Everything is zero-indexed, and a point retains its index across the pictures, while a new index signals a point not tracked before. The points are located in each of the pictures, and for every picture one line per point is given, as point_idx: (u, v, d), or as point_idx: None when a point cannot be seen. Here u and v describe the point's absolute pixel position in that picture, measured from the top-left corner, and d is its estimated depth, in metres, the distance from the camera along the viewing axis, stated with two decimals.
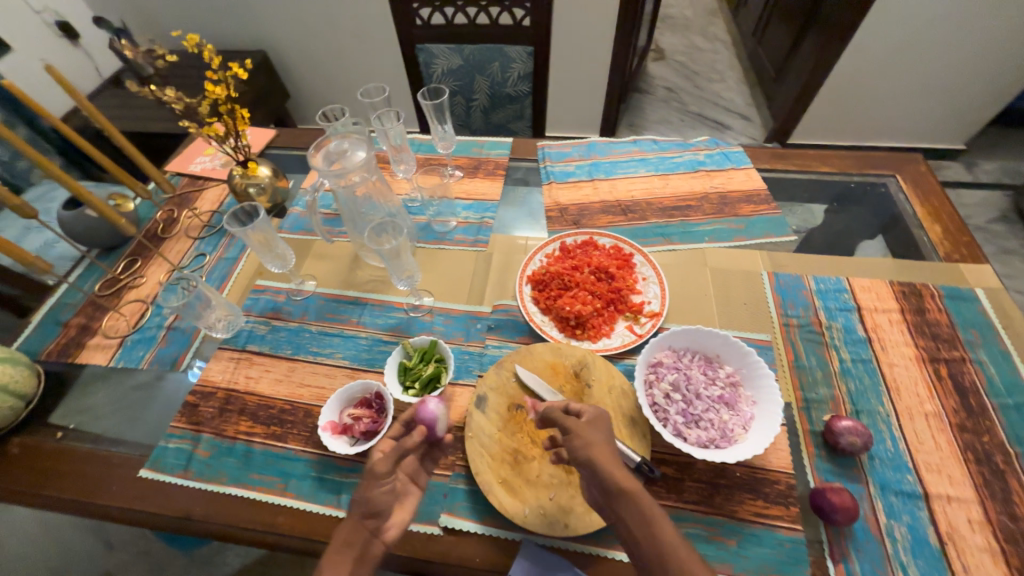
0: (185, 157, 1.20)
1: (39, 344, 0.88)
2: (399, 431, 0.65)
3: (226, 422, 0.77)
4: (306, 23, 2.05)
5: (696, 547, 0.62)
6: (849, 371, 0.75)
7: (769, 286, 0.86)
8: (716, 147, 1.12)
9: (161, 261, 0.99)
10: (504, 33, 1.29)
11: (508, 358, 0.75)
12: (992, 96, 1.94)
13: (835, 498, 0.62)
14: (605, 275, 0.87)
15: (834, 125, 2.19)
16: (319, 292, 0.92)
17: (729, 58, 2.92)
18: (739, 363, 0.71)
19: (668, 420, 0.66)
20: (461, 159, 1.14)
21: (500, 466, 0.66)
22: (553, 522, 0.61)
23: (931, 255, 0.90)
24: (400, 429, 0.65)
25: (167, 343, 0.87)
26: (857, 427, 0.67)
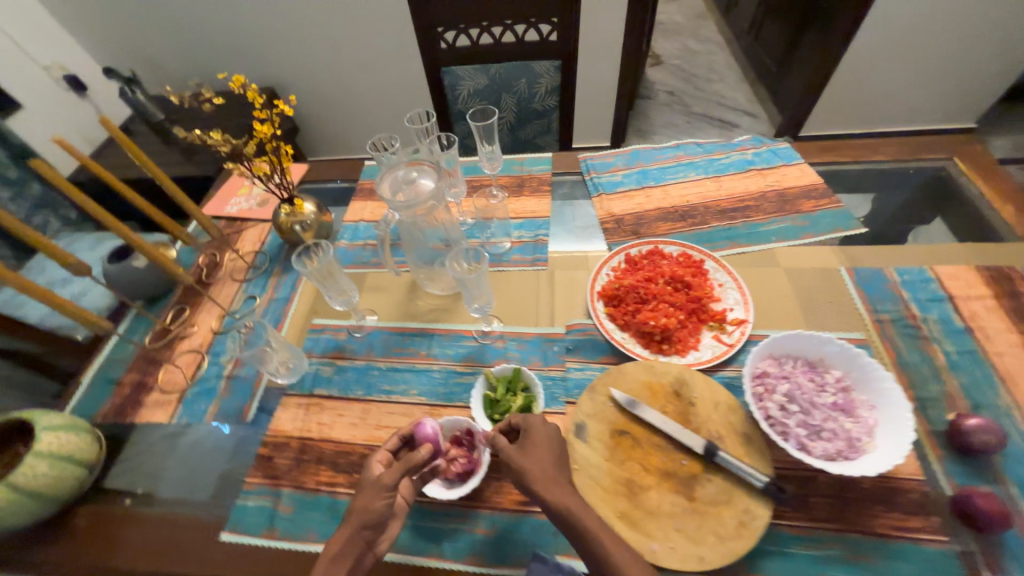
0: (221, 199, 1.18)
1: (94, 405, 0.83)
2: (396, 444, 0.66)
3: (304, 474, 0.71)
4: (312, 56, 2.05)
5: (839, 569, 0.56)
6: (958, 364, 0.72)
7: (851, 282, 0.84)
8: (762, 146, 1.11)
9: (211, 306, 0.96)
10: (529, 50, 1.28)
11: (600, 380, 0.71)
12: (1002, 73, 1.94)
13: (982, 502, 0.57)
14: (681, 284, 0.84)
15: (845, 114, 2.18)
16: (382, 327, 0.88)
17: (726, 58, 2.90)
18: (846, 366, 0.68)
19: (789, 434, 0.62)
20: (505, 178, 1.12)
21: (615, 498, 0.61)
22: (685, 556, 0.56)
23: (1008, 236, 0.87)
24: (399, 443, 0.67)
25: (229, 394, 0.82)
26: (987, 425, 0.63)
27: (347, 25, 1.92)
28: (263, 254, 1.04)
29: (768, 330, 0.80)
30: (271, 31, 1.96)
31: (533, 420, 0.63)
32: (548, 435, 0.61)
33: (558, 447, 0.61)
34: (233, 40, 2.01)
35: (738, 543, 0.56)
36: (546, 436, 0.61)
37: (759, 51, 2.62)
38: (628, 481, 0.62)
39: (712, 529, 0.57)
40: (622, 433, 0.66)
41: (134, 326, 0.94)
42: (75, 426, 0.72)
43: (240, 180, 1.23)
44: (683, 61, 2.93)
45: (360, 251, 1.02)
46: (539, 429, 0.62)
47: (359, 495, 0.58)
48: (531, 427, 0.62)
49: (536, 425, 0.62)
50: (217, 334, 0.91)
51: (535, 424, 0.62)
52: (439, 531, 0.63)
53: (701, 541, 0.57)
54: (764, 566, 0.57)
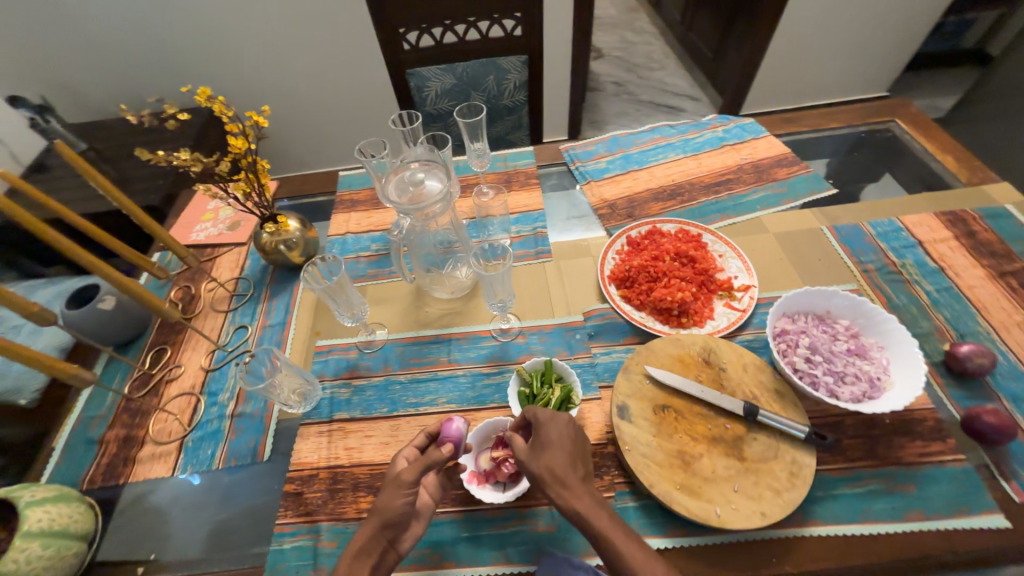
0: (184, 227, 1.08)
1: (75, 470, 0.73)
2: (424, 441, 0.64)
3: (341, 504, 0.66)
4: (252, 68, 1.93)
5: (881, 501, 0.61)
6: (938, 301, 0.81)
7: (834, 239, 0.90)
8: (730, 123, 1.17)
9: (197, 343, 0.88)
10: (495, 46, 1.28)
11: (633, 359, 0.72)
12: (905, 45, 2.17)
13: (990, 419, 0.64)
14: (686, 259, 0.87)
15: (779, 91, 2.35)
16: (394, 339, 0.84)
17: (662, 46, 3.05)
18: (853, 315, 0.74)
19: (818, 383, 0.66)
20: (492, 175, 1.11)
21: (672, 472, 0.61)
22: (749, 515, 0.57)
23: (954, 183, 0.98)
24: (428, 440, 0.64)
25: (237, 433, 0.76)
26: (978, 349, 0.71)
27: (289, 33, 1.82)
28: (246, 279, 0.97)
29: (773, 292, 0.84)
30: (204, 44, 1.83)
31: (544, 416, 0.59)
32: (558, 433, 0.58)
33: (572, 444, 0.57)
34: (161, 56, 1.86)
35: (794, 493, 0.58)
36: (558, 433, 0.58)
37: (693, 39, 2.74)
38: (680, 452, 0.63)
39: (768, 485, 0.59)
40: (664, 407, 0.67)
41: (109, 374, 0.85)
42: (64, 496, 0.64)
43: (202, 204, 1.13)
44: (623, 52, 3.03)
45: (355, 264, 0.97)
46: (549, 426, 0.58)
47: (383, 492, 0.57)
48: (542, 424, 0.59)
49: (546, 422, 0.59)
50: (209, 371, 0.84)
51: (544, 421, 0.59)
52: (500, 535, 0.62)
53: (761, 498, 0.58)
54: (818, 511, 0.61)
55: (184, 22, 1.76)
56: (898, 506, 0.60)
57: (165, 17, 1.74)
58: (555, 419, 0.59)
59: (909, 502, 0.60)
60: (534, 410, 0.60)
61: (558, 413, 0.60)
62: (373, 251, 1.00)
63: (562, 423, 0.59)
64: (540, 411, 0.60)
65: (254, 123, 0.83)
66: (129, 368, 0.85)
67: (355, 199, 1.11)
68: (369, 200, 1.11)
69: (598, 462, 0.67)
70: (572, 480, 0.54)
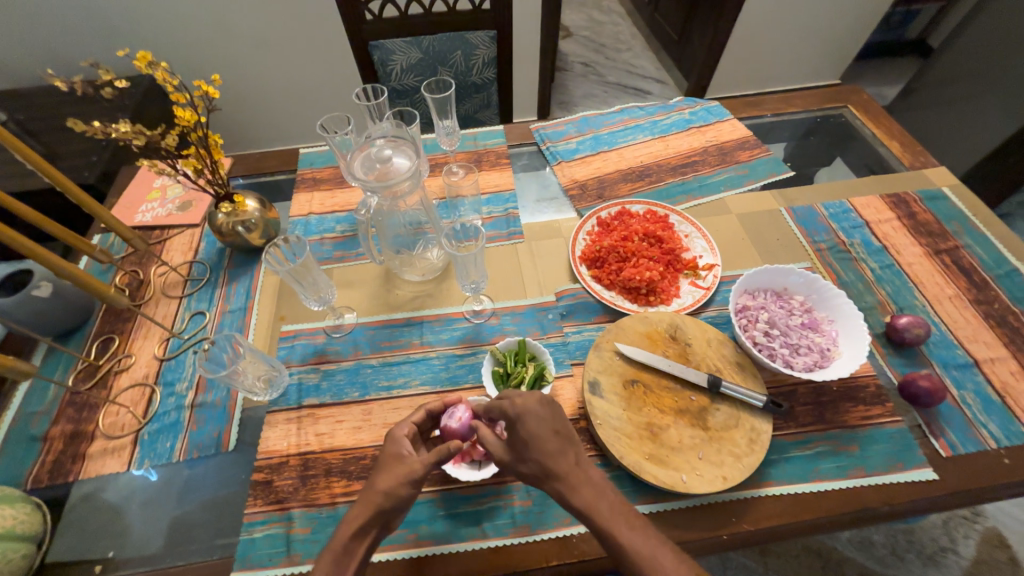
0: (127, 206, 1.00)
1: (16, 469, 0.68)
2: (422, 418, 0.64)
3: (313, 490, 0.65)
4: (197, 35, 1.79)
5: (829, 462, 0.66)
6: (881, 277, 0.87)
7: (791, 219, 0.95)
8: (696, 105, 1.19)
9: (149, 331, 0.82)
10: (462, 20, 1.24)
11: (604, 337, 0.73)
12: (857, 34, 2.26)
13: (925, 383, 0.70)
14: (654, 239, 0.89)
15: (742, 76, 2.40)
16: (364, 322, 0.82)
17: (629, 27, 3.03)
18: (807, 291, 0.78)
19: (776, 355, 0.71)
20: (462, 154, 1.08)
21: (641, 443, 0.64)
22: (712, 479, 0.61)
23: (898, 167, 1.05)
24: (426, 417, 0.65)
25: (198, 424, 0.72)
26: (915, 320, 0.77)
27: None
28: (200, 263, 0.91)
29: (735, 270, 0.88)
30: (140, 5, 1.67)
31: (517, 412, 0.55)
32: (538, 423, 0.54)
33: (553, 425, 0.55)
34: (91, 18, 1.69)
35: (753, 457, 0.62)
36: (536, 424, 0.55)
37: (659, 20, 2.75)
38: (649, 425, 0.65)
39: (729, 451, 0.63)
40: (634, 382, 0.69)
41: (51, 365, 0.79)
42: (6, 496, 0.59)
43: (146, 183, 1.05)
44: (591, 32, 2.99)
45: (319, 246, 0.93)
46: (524, 421, 0.55)
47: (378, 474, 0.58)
48: (517, 420, 0.55)
49: (520, 416, 0.55)
50: (164, 360, 0.79)
51: (518, 417, 0.55)
52: (477, 512, 0.63)
53: (723, 463, 0.62)
54: (774, 473, 0.65)
55: None
56: (843, 465, 0.65)
57: None
58: (528, 410, 0.55)
59: (853, 461, 0.66)
60: (503, 406, 0.56)
61: (529, 403, 0.55)
62: (339, 232, 0.96)
63: (536, 410, 0.55)
64: (511, 408, 0.56)
65: (204, 94, 0.77)
66: (72, 359, 0.79)
67: (317, 178, 1.06)
68: (333, 179, 1.06)
69: None
70: (564, 466, 0.54)
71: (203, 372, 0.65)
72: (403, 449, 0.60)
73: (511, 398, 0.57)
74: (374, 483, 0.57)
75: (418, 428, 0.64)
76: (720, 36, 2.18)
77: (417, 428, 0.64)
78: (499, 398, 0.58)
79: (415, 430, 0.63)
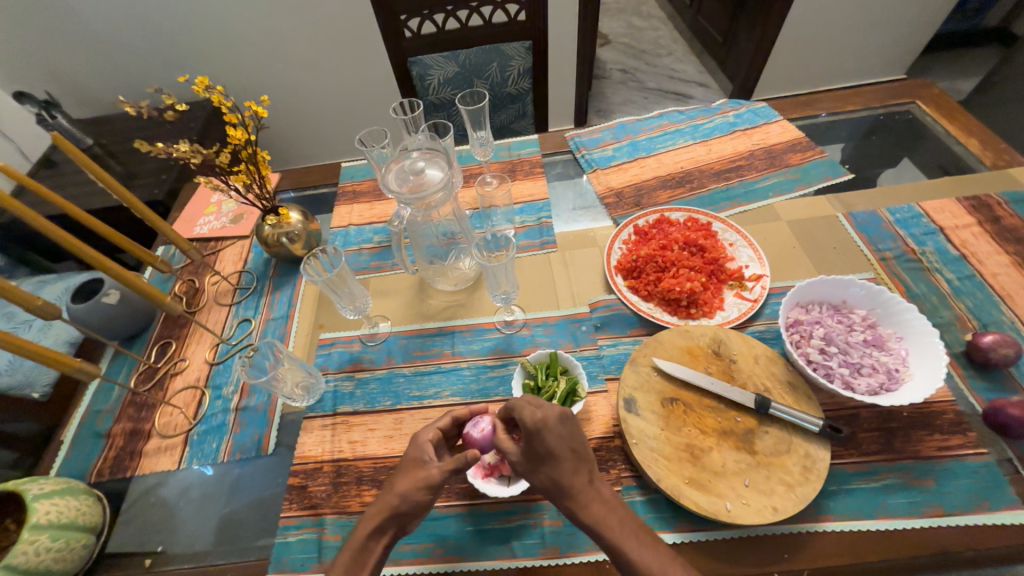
0: (187, 220, 1.08)
1: (83, 463, 0.74)
2: (447, 424, 0.64)
3: (345, 497, 0.66)
4: (254, 60, 1.92)
5: (899, 497, 0.58)
6: (960, 289, 0.78)
7: (850, 226, 0.87)
8: (741, 107, 1.14)
9: (201, 336, 0.88)
10: (499, 32, 1.25)
11: (640, 352, 0.70)
12: (925, 24, 2.09)
13: (1015, 411, 0.61)
14: (696, 248, 0.84)
15: (792, 76, 2.28)
16: (397, 332, 0.83)
17: (670, 32, 2.96)
18: (870, 305, 0.71)
19: (834, 375, 0.64)
20: (496, 164, 1.09)
21: (680, 466, 0.60)
22: (759, 510, 0.55)
23: (977, 166, 0.94)
24: (450, 423, 0.64)
25: (241, 427, 0.76)
26: (1002, 339, 0.68)
27: (291, 23, 1.81)
28: (249, 273, 0.96)
29: (786, 281, 0.81)
30: (205, 35, 1.82)
31: (536, 426, 0.53)
32: (555, 440, 0.53)
33: (570, 444, 0.54)
34: (164, 49, 1.86)
35: (808, 488, 0.57)
36: (554, 441, 0.53)
37: (702, 22, 2.66)
38: (689, 446, 0.61)
39: (780, 479, 0.58)
40: (672, 400, 0.65)
41: (115, 368, 0.85)
42: (73, 489, 0.64)
43: (205, 198, 1.13)
44: (630, 39, 2.95)
45: (357, 257, 0.96)
46: (543, 436, 0.53)
47: (399, 477, 0.58)
48: (535, 434, 0.53)
49: (538, 431, 0.53)
50: (214, 365, 0.84)
51: (536, 431, 0.53)
52: (506, 529, 0.61)
53: (773, 492, 0.57)
54: (833, 506, 0.59)
55: (186, 14, 1.75)
56: (915, 501, 0.58)
57: (166, 10, 1.74)
58: (547, 425, 0.53)
59: (928, 497, 0.58)
60: (523, 417, 0.54)
61: (548, 417, 0.53)
62: (376, 242, 0.99)
63: (554, 426, 0.54)
64: (531, 421, 0.53)
65: (254, 114, 0.81)
66: (135, 361, 0.86)
67: (357, 190, 1.10)
68: (372, 191, 1.09)
69: (605, 455, 0.66)
70: (580, 482, 0.53)
71: (246, 377, 0.67)
72: (424, 455, 0.59)
73: (532, 409, 0.54)
74: (392, 485, 0.57)
75: (443, 434, 0.63)
76: (767, 35, 2.08)
77: (442, 433, 0.63)
78: (519, 404, 0.55)
79: (441, 435, 0.63)
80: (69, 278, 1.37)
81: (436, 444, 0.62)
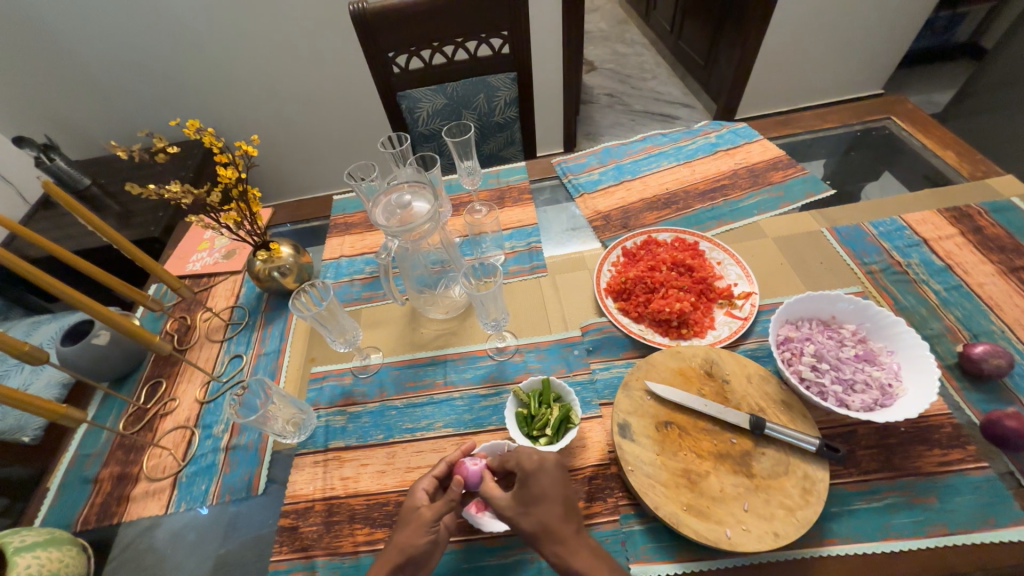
0: (180, 257, 1.09)
1: (68, 511, 0.72)
2: (443, 471, 0.62)
3: (337, 538, 0.64)
4: (250, 97, 1.98)
5: (902, 517, 0.57)
6: (948, 300, 0.78)
7: (835, 240, 0.88)
8: (722, 128, 1.17)
9: (192, 375, 0.87)
10: (484, 65, 1.29)
11: (632, 375, 0.69)
12: (897, 41, 2.17)
13: (1012, 423, 0.61)
14: (684, 268, 0.85)
15: (773, 95, 2.34)
16: (389, 362, 0.83)
17: (654, 56, 3.06)
18: (859, 319, 0.72)
19: (827, 393, 0.64)
20: (485, 192, 1.11)
21: (678, 492, 0.58)
22: (760, 536, 0.54)
23: (956, 178, 0.96)
24: (446, 470, 0.63)
25: (232, 467, 0.74)
26: (993, 349, 0.68)
27: (285, 61, 1.87)
28: (241, 308, 0.97)
29: (775, 298, 0.82)
30: (202, 76, 1.89)
31: (532, 468, 0.56)
32: (550, 482, 0.56)
33: (563, 490, 0.56)
34: (161, 90, 1.92)
35: (808, 511, 0.55)
36: (549, 484, 0.56)
37: (682, 47, 2.75)
38: (686, 471, 0.60)
39: (780, 502, 0.56)
40: (667, 423, 0.64)
41: (104, 412, 0.84)
42: (58, 539, 0.63)
43: (198, 235, 1.14)
44: (615, 64, 3.04)
45: (349, 288, 0.97)
46: (539, 477, 0.56)
47: (402, 528, 0.57)
48: (531, 476, 0.56)
49: (534, 472, 0.56)
50: (205, 404, 0.83)
51: (534, 472, 0.56)
52: (502, 566, 0.59)
53: (773, 516, 0.55)
54: (835, 529, 0.57)
55: (183, 57, 1.82)
56: (920, 520, 0.57)
57: (164, 53, 1.80)
58: (543, 467, 0.57)
59: (932, 515, 0.57)
60: (521, 459, 0.57)
61: (545, 461, 0.57)
62: (367, 273, 0.99)
63: (551, 469, 0.57)
64: (528, 462, 0.57)
65: (244, 153, 0.82)
66: (124, 403, 0.85)
67: (349, 222, 1.11)
68: (364, 222, 1.11)
69: (601, 484, 0.64)
70: (566, 531, 0.54)
71: (234, 417, 0.65)
72: (418, 502, 0.59)
73: (530, 453, 0.58)
74: (396, 537, 0.57)
75: (440, 481, 0.62)
76: (745, 57, 2.15)
77: (439, 481, 0.62)
78: (517, 450, 0.59)
79: (437, 483, 0.62)
80: (63, 319, 1.37)
81: (431, 493, 0.61)
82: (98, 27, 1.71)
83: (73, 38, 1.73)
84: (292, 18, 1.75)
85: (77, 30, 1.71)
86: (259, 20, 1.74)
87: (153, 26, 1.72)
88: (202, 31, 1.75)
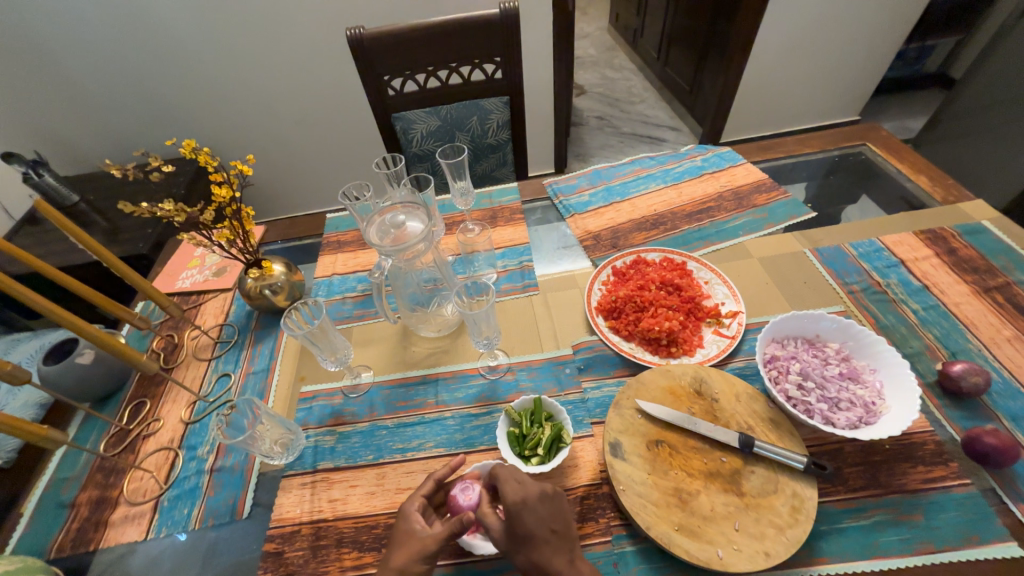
0: (169, 273, 1.08)
1: (42, 537, 0.69)
2: (431, 489, 0.62)
3: (324, 563, 0.62)
4: (244, 117, 2.01)
5: (889, 536, 0.58)
6: (927, 319, 0.81)
7: (817, 261, 0.91)
8: (707, 152, 1.21)
9: (178, 394, 0.86)
10: (478, 89, 1.33)
11: (623, 394, 0.70)
12: (872, 71, 2.27)
13: (992, 440, 0.62)
14: (672, 287, 0.87)
15: (755, 120, 2.43)
16: (380, 381, 0.82)
17: (642, 81, 3.16)
18: (842, 337, 0.74)
19: (813, 411, 0.65)
20: (477, 212, 1.12)
21: (669, 512, 0.58)
22: (752, 556, 0.54)
23: (930, 202, 1.00)
24: (433, 487, 0.62)
25: (216, 490, 0.72)
26: (971, 367, 0.70)
27: (281, 81, 1.90)
28: (230, 325, 0.96)
29: (762, 316, 0.84)
30: (198, 95, 1.91)
31: (516, 505, 0.54)
32: (535, 519, 0.54)
33: (551, 523, 0.55)
34: (156, 108, 1.94)
35: (798, 530, 0.56)
36: (535, 519, 0.54)
37: (668, 73, 2.86)
38: (677, 491, 0.60)
39: (770, 522, 0.57)
40: (658, 442, 0.65)
41: (84, 433, 0.82)
42: (30, 566, 0.60)
43: (188, 252, 1.14)
44: (604, 89, 3.13)
45: (341, 306, 0.97)
46: (522, 515, 0.54)
47: (394, 552, 0.57)
48: (516, 513, 0.54)
49: (518, 510, 0.54)
50: (190, 424, 0.81)
51: (517, 511, 0.54)
52: None
53: (763, 535, 0.56)
54: (825, 548, 0.58)
55: (179, 76, 1.84)
56: (907, 538, 0.57)
57: (160, 72, 1.82)
58: (527, 502, 0.55)
59: (918, 533, 0.58)
60: (505, 492, 0.55)
61: (529, 496, 0.55)
62: (359, 291, 0.99)
63: (534, 504, 0.55)
64: (512, 498, 0.55)
65: (239, 171, 0.82)
66: (105, 424, 0.83)
67: (342, 240, 1.12)
68: (357, 240, 1.12)
69: (593, 504, 0.64)
70: (559, 563, 0.54)
71: (222, 438, 0.64)
72: (414, 525, 0.58)
73: (513, 485, 0.56)
74: (387, 560, 0.56)
75: (428, 500, 0.62)
76: (728, 85, 2.23)
77: (428, 499, 0.62)
78: (500, 481, 0.56)
79: (426, 501, 0.62)
80: (44, 336, 1.34)
81: (423, 513, 0.61)
82: (95, 46, 1.73)
83: (69, 55, 1.74)
84: (289, 41, 1.79)
85: (73, 50, 1.73)
86: (255, 43, 1.77)
87: (150, 45, 1.75)
88: (198, 52, 1.78)
